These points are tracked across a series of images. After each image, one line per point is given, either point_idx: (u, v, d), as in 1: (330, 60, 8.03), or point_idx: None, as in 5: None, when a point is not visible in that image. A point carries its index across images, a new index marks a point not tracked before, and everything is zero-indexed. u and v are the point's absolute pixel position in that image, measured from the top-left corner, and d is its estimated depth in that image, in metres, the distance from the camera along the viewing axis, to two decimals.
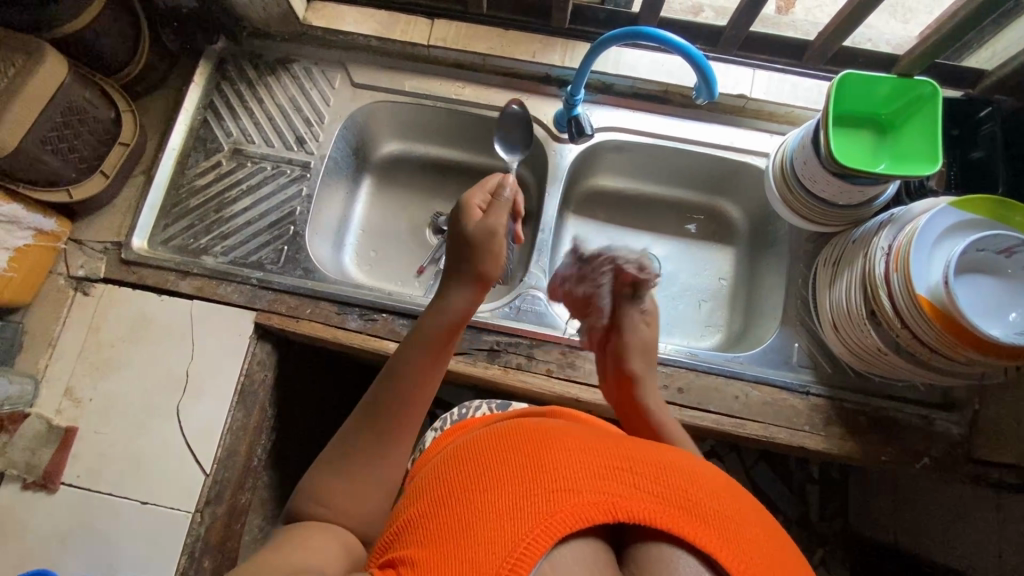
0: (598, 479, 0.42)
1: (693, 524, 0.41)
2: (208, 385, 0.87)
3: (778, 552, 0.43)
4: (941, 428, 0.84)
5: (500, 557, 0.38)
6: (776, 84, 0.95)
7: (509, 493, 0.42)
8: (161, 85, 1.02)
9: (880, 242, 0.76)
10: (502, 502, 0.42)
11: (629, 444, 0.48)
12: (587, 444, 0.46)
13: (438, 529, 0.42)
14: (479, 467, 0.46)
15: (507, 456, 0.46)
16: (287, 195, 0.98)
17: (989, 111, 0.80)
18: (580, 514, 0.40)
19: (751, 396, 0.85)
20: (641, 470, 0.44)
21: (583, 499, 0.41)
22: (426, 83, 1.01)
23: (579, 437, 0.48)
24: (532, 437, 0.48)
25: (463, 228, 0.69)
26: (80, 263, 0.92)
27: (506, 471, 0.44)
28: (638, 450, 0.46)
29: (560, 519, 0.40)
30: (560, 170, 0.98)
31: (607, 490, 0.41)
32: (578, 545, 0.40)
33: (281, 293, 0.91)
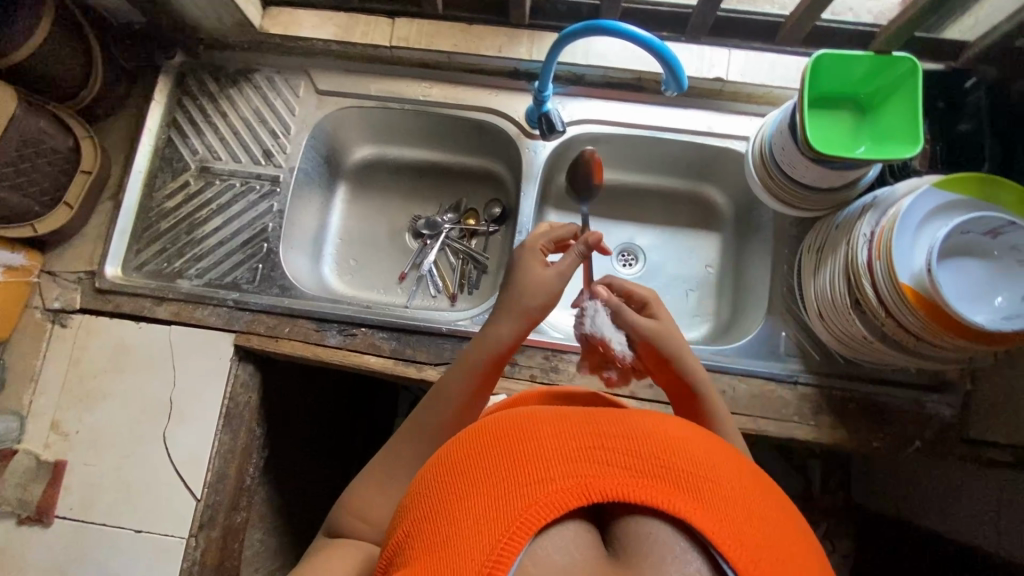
0: (569, 461, 0.37)
1: (671, 493, 0.36)
2: (192, 412, 0.87)
3: (767, 507, 0.38)
4: (933, 410, 0.83)
5: (477, 563, 0.34)
6: (753, 64, 0.91)
7: (477, 490, 0.37)
8: (121, 106, 0.99)
9: (861, 230, 0.74)
10: (472, 501, 0.37)
11: (600, 413, 0.43)
12: (558, 421, 0.41)
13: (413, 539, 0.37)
14: (446, 466, 0.41)
15: (474, 447, 0.40)
16: (258, 211, 0.96)
17: (974, 82, 0.77)
18: (552, 503, 0.36)
19: (739, 389, 0.84)
20: (615, 443, 0.38)
21: (556, 487, 0.36)
22: (392, 86, 0.98)
23: (546, 417, 0.42)
24: (498, 426, 0.42)
25: (516, 275, 0.69)
26: (55, 295, 0.91)
27: (474, 467, 0.39)
28: (609, 417, 0.41)
29: (533, 512, 0.35)
30: (535, 167, 0.95)
31: (579, 471, 0.37)
32: (557, 533, 0.36)
33: (258, 314, 0.90)
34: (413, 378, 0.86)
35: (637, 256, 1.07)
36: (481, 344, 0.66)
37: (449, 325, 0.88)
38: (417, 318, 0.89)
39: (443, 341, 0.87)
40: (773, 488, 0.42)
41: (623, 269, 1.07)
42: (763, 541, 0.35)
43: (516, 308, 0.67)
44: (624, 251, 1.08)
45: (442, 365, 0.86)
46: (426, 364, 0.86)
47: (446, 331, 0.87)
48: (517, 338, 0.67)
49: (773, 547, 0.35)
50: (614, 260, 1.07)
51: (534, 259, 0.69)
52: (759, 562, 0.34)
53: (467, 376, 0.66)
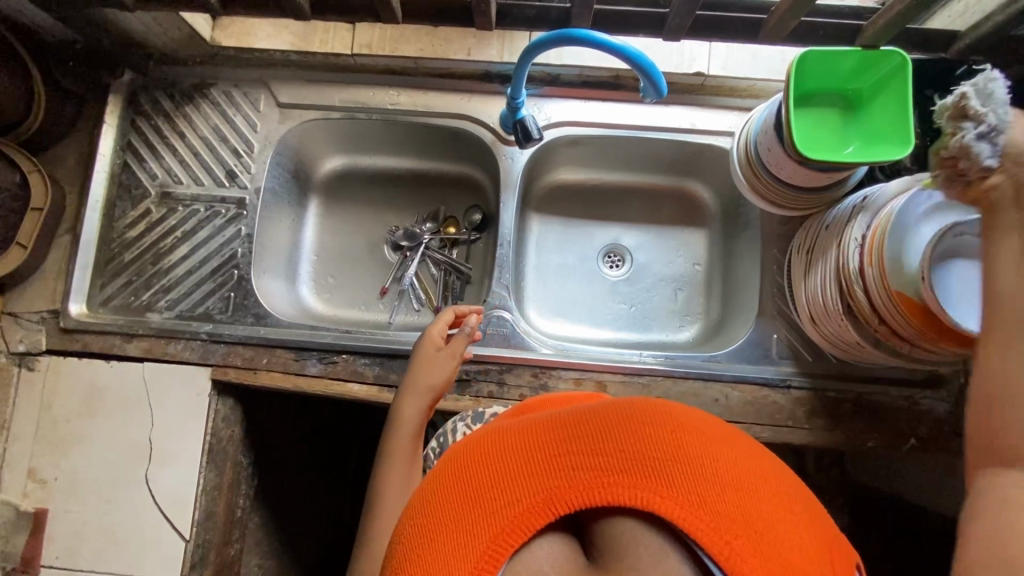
0: (533, 476, 0.38)
1: (639, 489, 0.35)
2: (174, 451, 0.84)
3: (746, 473, 0.37)
4: (928, 406, 0.82)
5: None
6: (735, 55, 0.87)
7: (448, 523, 0.38)
8: (71, 131, 0.93)
9: (853, 231, 0.71)
10: (444, 534, 0.38)
11: (567, 413, 0.42)
12: (523, 433, 0.41)
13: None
14: (421, 496, 0.42)
15: (446, 476, 0.41)
16: (225, 237, 0.91)
17: (965, 69, 0.73)
18: (521, 522, 0.36)
19: (732, 397, 0.83)
20: (578, 446, 0.38)
21: (522, 505, 0.37)
22: (357, 95, 0.92)
23: (513, 429, 0.43)
24: (467, 450, 0.43)
25: (417, 359, 0.75)
26: (19, 337, 0.87)
27: (445, 495, 0.40)
28: (573, 416, 0.41)
29: (504, 536, 0.36)
30: (513, 175, 0.91)
31: (543, 483, 0.37)
32: (532, 551, 0.36)
33: (234, 345, 0.86)
34: None
35: (623, 257, 1.04)
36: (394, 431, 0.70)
37: None
38: (399, 341, 0.86)
39: None
40: (757, 450, 0.40)
41: (610, 271, 1.04)
42: (738, 517, 0.34)
43: (419, 389, 0.72)
44: (610, 252, 1.05)
45: None
46: None
47: None
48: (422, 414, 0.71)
49: (749, 518, 0.34)
50: (600, 262, 1.04)
51: (427, 342, 0.76)
52: (735, 543, 0.33)
53: (394, 461, 0.67)
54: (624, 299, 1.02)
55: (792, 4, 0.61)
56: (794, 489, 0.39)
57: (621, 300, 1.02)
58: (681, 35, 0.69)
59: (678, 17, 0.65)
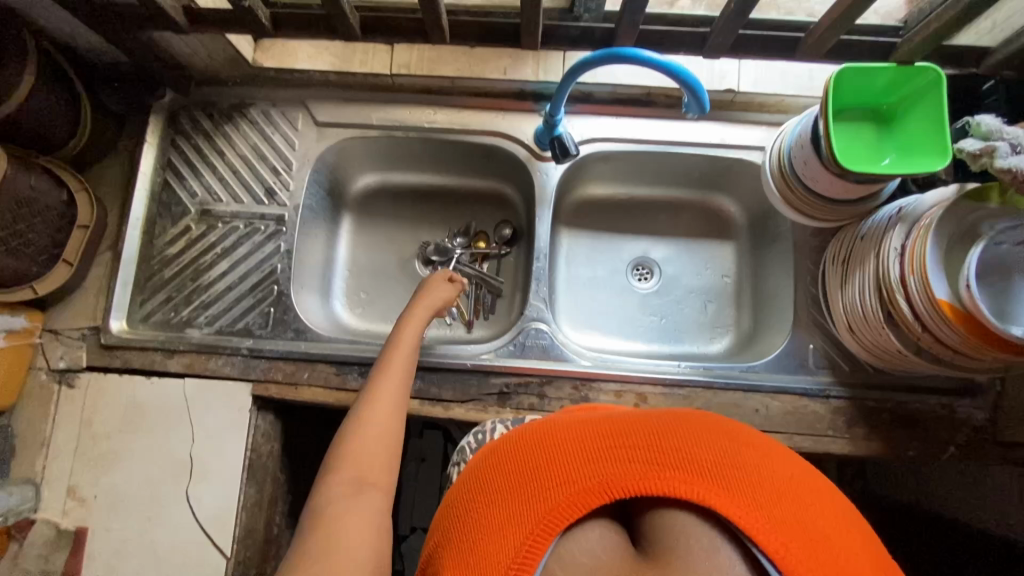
0: (593, 463, 0.44)
1: (690, 483, 0.41)
2: (215, 468, 0.84)
3: (793, 484, 0.42)
4: (965, 414, 0.83)
5: (508, 562, 0.41)
6: (765, 72, 0.90)
7: (510, 497, 0.45)
8: (112, 150, 0.95)
9: (891, 242, 0.72)
10: (506, 507, 0.44)
11: (626, 416, 0.49)
12: (582, 430, 0.48)
13: (462, 536, 0.45)
14: (482, 478, 0.49)
15: (511, 456, 0.48)
16: (264, 253, 0.92)
17: (992, 84, 0.76)
18: (578, 503, 0.42)
19: (772, 407, 0.83)
20: (636, 443, 0.44)
21: (579, 487, 0.43)
22: (394, 114, 0.94)
23: (574, 426, 0.49)
24: (529, 439, 0.49)
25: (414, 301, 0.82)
26: (60, 354, 0.88)
27: (509, 476, 0.46)
28: (631, 419, 0.47)
29: (561, 511, 0.42)
30: (548, 190, 0.93)
31: (601, 470, 0.43)
32: (585, 530, 0.42)
33: (275, 360, 0.87)
34: (440, 417, 0.84)
35: (652, 270, 1.05)
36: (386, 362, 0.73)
37: (472, 360, 0.86)
38: (438, 354, 0.86)
39: (468, 377, 0.85)
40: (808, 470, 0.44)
41: (639, 284, 1.05)
42: (782, 518, 0.39)
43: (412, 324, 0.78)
44: (638, 265, 1.06)
45: (469, 402, 0.84)
46: (453, 402, 0.84)
47: (470, 367, 0.85)
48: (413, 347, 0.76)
49: (793, 521, 0.39)
50: (629, 275, 1.05)
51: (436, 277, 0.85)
52: (789, 546, 0.37)
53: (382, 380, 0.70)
54: (654, 311, 1.03)
55: (833, 22, 0.64)
56: (843, 507, 0.43)
57: (651, 312, 1.03)
58: (721, 53, 0.72)
59: (720, 36, 0.68)
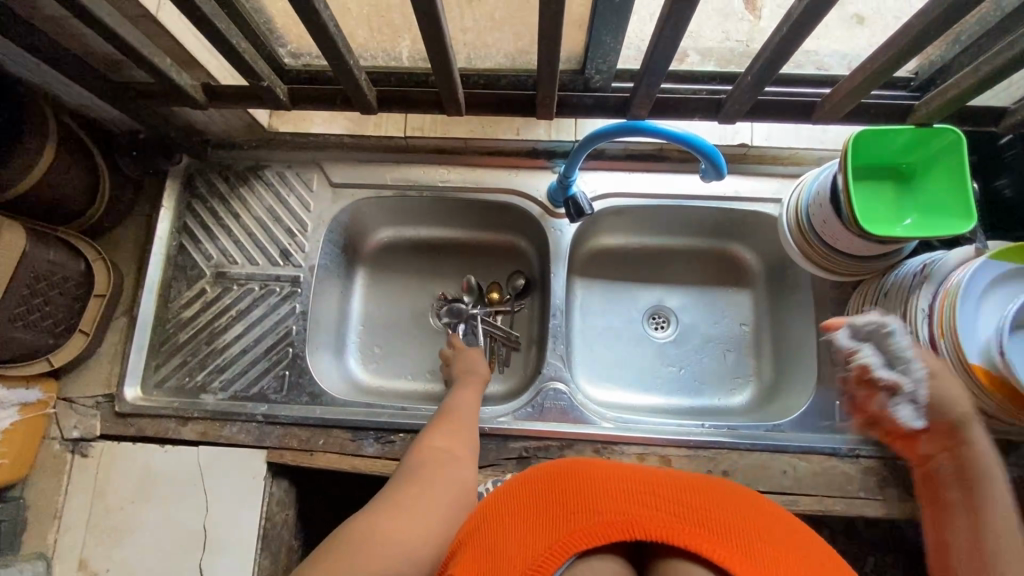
0: (618, 502, 0.51)
1: (705, 540, 0.47)
2: (228, 539, 0.82)
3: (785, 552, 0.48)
4: (1002, 472, 0.80)
5: (527, 562, 0.47)
6: (777, 128, 0.89)
7: (543, 513, 0.52)
8: (129, 214, 0.96)
9: (898, 340, 0.63)
10: (538, 521, 0.52)
11: (659, 475, 0.56)
12: (610, 478, 0.55)
13: (486, 550, 0.51)
14: (520, 496, 0.56)
15: (553, 483, 0.56)
16: (279, 315, 0.92)
17: (1010, 138, 0.76)
18: (599, 532, 0.48)
19: (801, 468, 0.81)
20: (660, 496, 0.52)
21: (601, 517, 0.49)
22: (408, 173, 0.95)
23: (610, 471, 0.56)
24: (570, 472, 0.57)
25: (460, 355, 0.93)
26: (74, 423, 0.87)
27: (545, 497, 0.54)
28: (654, 476, 0.55)
29: (583, 534, 0.48)
30: (563, 246, 0.92)
31: (626, 509, 0.50)
32: (597, 560, 0.48)
33: (290, 426, 0.85)
34: None
35: (668, 319, 1.04)
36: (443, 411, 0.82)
37: (489, 424, 0.84)
38: None
39: (486, 441, 0.83)
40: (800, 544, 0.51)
41: (656, 333, 1.03)
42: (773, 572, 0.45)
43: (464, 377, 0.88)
44: (655, 315, 1.04)
45: (488, 467, 0.82)
46: None
47: (488, 430, 0.83)
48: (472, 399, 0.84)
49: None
50: (646, 325, 1.04)
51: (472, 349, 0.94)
52: None
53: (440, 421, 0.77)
54: (672, 363, 1.01)
55: (853, 88, 0.64)
56: None
57: (670, 364, 1.01)
58: (738, 117, 0.72)
59: (737, 103, 0.69)
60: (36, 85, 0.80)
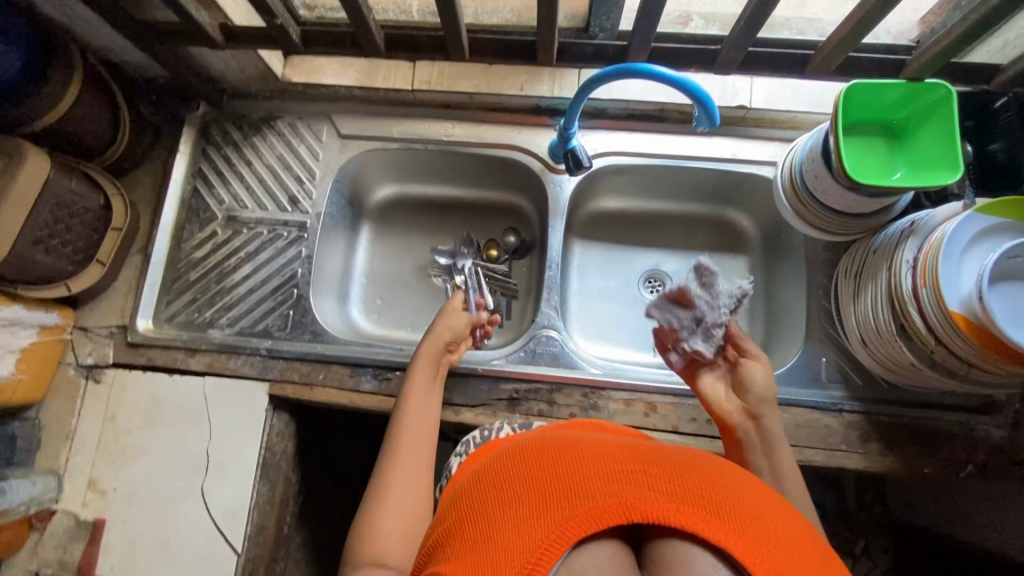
0: (609, 482, 0.43)
1: (710, 523, 0.40)
2: (229, 465, 0.86)
3: (803, 543, 0.42)
4: (984, 433, 0.81)
5: (519, 564, 0.39)
6: (776, 91, 0.92)
7: (525, 501, 0.43)
8: (147, 158, 1.00)
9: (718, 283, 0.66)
10: (519, 511, 0.42)
11: (648, 448, 0.49)
12: (602, 452, 0.47)
13: (465, 544, 0.43)
14: (494, 481, 0.48)
15: (528, 461, 0.47)
16: (286, 258, 0.96)
17: (1005, 101, 0.77)
18: (596, 518, 0.41)
19: (783, 419, 0.83)
20: (654, 472, 0.44)
21: (596, 503, 0.41)
22: (413, 127, 0.98)
23: (594, 445, 0.48)
24: (551, 447, 0.48)
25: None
26: (88, 350, 0.91)
27: (523, 482, 0.45)
28: (653, 452, 0.47)
29: (576, 522, 0.40)
30: (561, 202, 0.95)
31: (620, 492, 0.42)
32: (597, 548, 0.40)
33: (292, 361, 0.89)
34: (449, 420, 0.85)
35: (664, 282, 1.06)
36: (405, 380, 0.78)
37: (483, 365, 0.87)
38: None
39: (479, 382, 0.86)
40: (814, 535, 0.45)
41: (651, 296, 1.06)
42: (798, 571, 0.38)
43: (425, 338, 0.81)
44: (650, 278, 1.07)
45: (479, 407, 0.85)
46: (463, 407, 0.85)
47: (482, 372, 0.86)
48: (428, 362, 0.79)
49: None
50: (641, 288, 1.06)
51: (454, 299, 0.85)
52: None
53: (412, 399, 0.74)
54: None
55: (840, 39, 0.66)
56: None
57: None
58: (731, 68, 0.74)
59: (730, 52, 0.71)
60: (63, 23, 0.84)
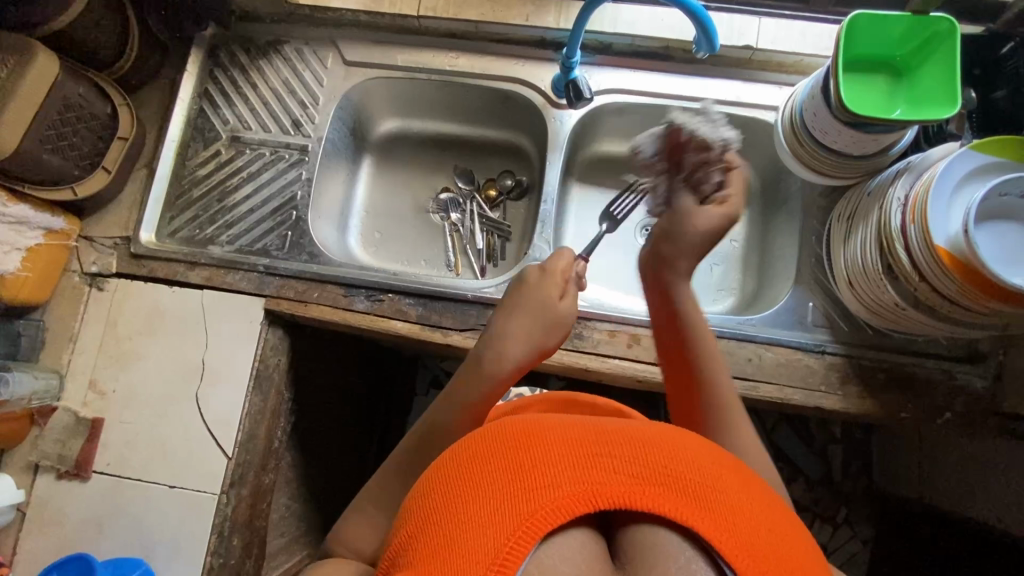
0: (576, 467, 0.38)
1: (682, 506, 0.37)
2: (224, 374, 0.88)
3: (778, 520, 0.39)
4: (964, 381, 0.82)
5: (482, 566, 0.35)
6: (784, 32, 0.90)
7: (486, 497, 0.38)
8: (155, 77, 1.01)
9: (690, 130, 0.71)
10: (479, 508, 0.37)
11: (614, 421, 0.43)
12: (565, 427, 0.42)
13: (419, 539, 0.38)
14: (450, 466, 0.42)
15: (484, 448, 0.41)
16: (287, 179, 0.98)
17: (1012, 46, 0.76)
18: (561, 508, 0.37)
19: (765, 357, 0.84)
20: (625, 453, 0.39)
21: (561, 492, 0.37)
22: (419, 56, 0.99)
23: (558, 421, 0.43)
24: (509, 428, 0.42)
25: (545, 299, 0.69)
26: (93, 259, 0.94)
27: (482, 472, 0.40)
28: (625, 428, 0.42)
29: (541, 516, 0.36)
30: (561, 137, 0.95)
31: (588, 480, 0.37)
32: (564, 540, 0.37)
33: (288, 279, 0.91)
34: (438, 342, 0.88)
35: None
36: (484, 377, 0.65)
37: (473, 292, 0.89)
38: (440, 284, 0.90)
39: (468, 307, 0.88)
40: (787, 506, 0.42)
41: None
42: (772, 556, 0.36)
43: (529, 337, 0.67)
44: (647, 225, 1.07)
45: (468, 331, 0.87)
46: (452, 330, 0.88)
47: (471, 298, 0.88)
48: (519, 373, 0.67)
49: (782, 561, 0.36)
50: (637, 234, 1.06)
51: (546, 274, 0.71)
52: None
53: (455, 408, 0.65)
54: None
55: None
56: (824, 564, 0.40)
57: None
58: None
59: None
60: None
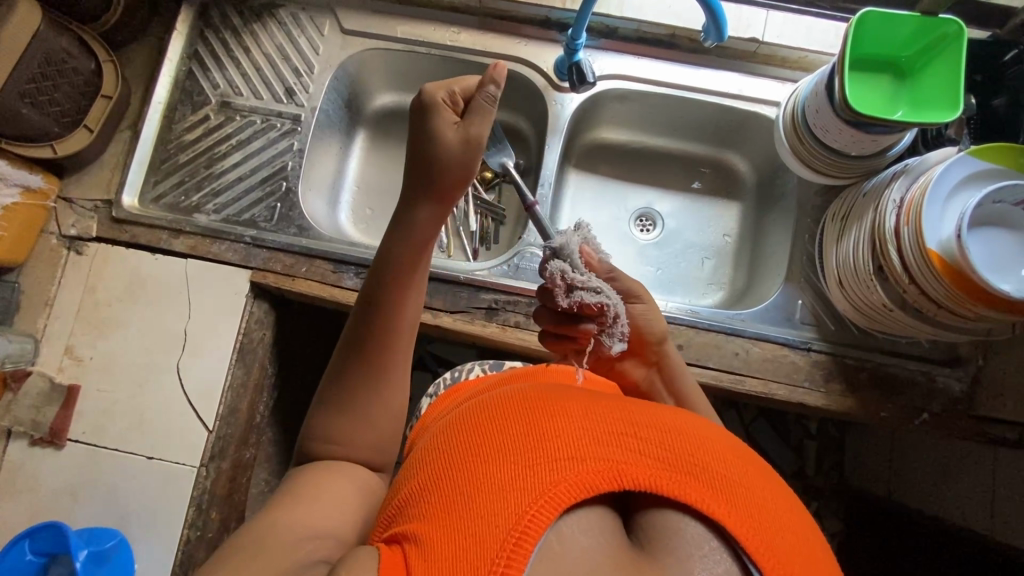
0: (601, 443, 0.38)
1: (705, 492, 0.37)
2: (207, 345, 0.87)
3: (799, 521, 0.39)
4: (943, 384, 0.84)
5: (501, 531, 0.34)
6: (791, 27, 0.90)
7: (507, 464, 0.38)
8: (142, 35, 0.97)
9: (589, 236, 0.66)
10: (498, 474, 0.37)
11: (633, 404, 0.44)
12: (590, 407, 0.42)
13: (435, 497, 0.38)
14: (468, 434, 0.42)
15: (505, 419, 0.42)
16: (278, 149, 0.95)
17: (1015, 55, 0.76)
18: (583, 483, 0.37)
19: (752, 352, 0.85)
20: (649, 436, 0.39)
21: (585, 467, 0.37)
22: (419, 29, 0.96)
23: (580, 401, 0.43)
24: (532, 402, 0.43)
25: (437, 131, 0.60)
26: (71, 221, 0.90)
27: (505, 441, 0.40)
28: (647, 412, 0.42)
29: (564, 489, 0.36)
30: (562, 120, 0.94)
31: (613, 457, 0.38)
32: (584, 515, 0.37)
33: (276, 251, 0.89)
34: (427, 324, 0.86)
35: (655, 221, 1.05)
36: (398, 237, 0.60)
37: (466, 274, 0.88)
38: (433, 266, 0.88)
39: (460, 289, 0.87)
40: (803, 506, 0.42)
41: (640, 234, 1.04)
42: (792, 553, 0.36)
43: (425, 185, 0.60)
44: (642, 216, 1.05)
45: (458, 314, 0.86)
46: (442, 312, 0.86)
47: (464, 280, 0.87)
48: (437, 224, 0.61)
49: (804, 561, 0.36)
50: (632, 225, 1.05)
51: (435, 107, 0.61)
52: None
53: (393, 287, 0.58)
54: (651, 262, 1.02)
55: None
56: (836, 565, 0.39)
57: (650, 262, 1.02)
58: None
59: None
60: None
